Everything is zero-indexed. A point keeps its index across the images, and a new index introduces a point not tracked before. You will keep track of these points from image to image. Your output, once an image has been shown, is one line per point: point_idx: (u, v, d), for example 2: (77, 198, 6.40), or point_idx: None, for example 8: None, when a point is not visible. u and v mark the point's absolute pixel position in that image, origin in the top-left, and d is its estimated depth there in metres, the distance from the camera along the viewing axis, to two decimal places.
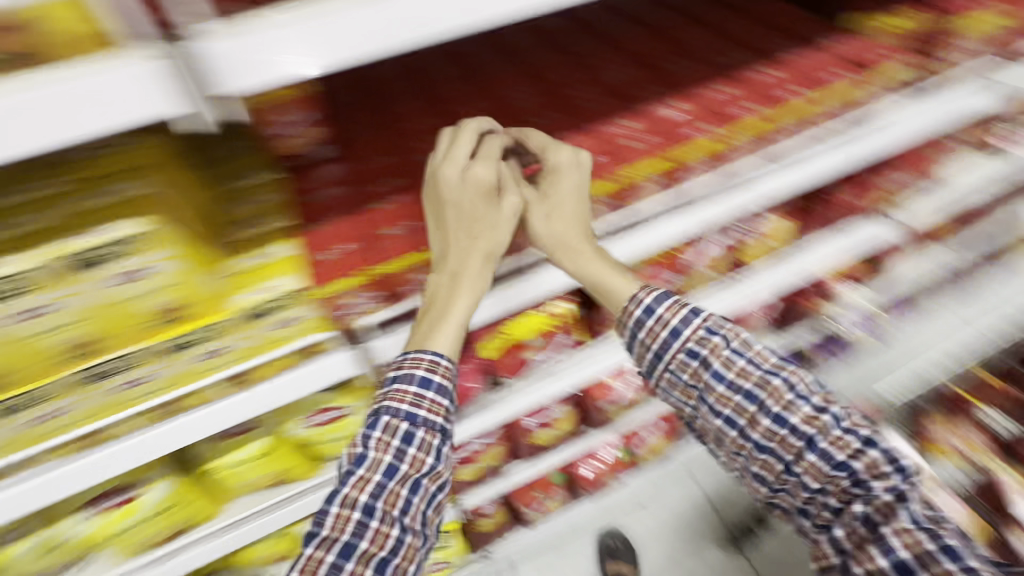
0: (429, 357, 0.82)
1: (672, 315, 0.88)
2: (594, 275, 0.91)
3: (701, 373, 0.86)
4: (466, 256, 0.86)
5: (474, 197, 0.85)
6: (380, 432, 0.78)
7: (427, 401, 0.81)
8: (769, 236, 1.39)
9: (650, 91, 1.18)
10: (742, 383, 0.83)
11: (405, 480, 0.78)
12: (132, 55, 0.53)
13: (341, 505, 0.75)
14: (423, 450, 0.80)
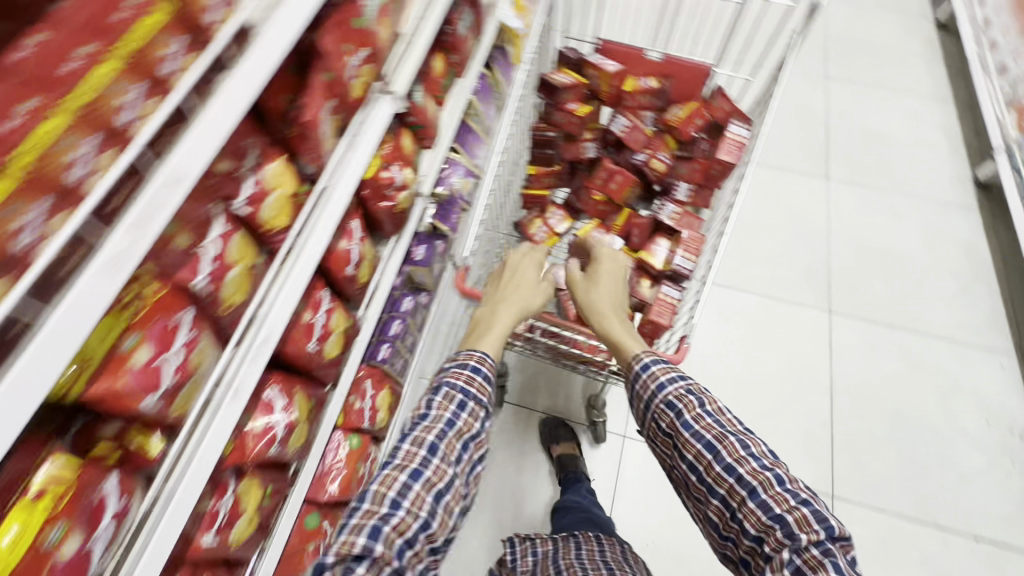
0: (482, 377, 0.92)
1: (732, 425, 0.91)
2: (618, 334, 1.02)
3: (763, 515, 0.83)
4: (598, 305, 1.06)
5: (606, 302, 1.06)
6: (474, 354, 0.96)
7: (676, 405, 0.93)
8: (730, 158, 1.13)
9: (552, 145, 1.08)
10: (714, 437, 0.89)
11: (469, 425, 0.87)
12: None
13: (444, 440, 0.84)
14: (474, 412, 0.88)
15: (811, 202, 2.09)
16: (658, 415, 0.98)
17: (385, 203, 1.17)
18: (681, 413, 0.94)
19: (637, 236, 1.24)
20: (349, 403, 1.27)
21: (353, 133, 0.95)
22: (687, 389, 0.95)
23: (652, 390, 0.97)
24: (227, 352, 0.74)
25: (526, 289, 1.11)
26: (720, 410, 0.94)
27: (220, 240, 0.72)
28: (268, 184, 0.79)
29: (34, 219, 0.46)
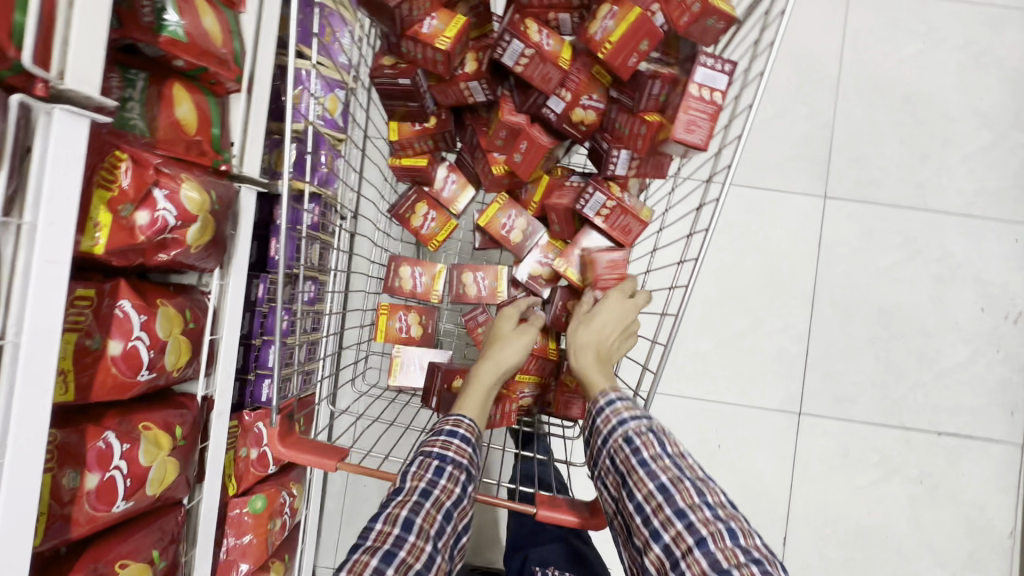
0: (466, 446, 0.71)
1: (692, 468, 0.67)
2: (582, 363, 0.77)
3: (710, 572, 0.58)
4: (585, 330, 0.79)
5: (596, 341, 0.78)
6: (451, 428, 0.72)
7: (635, 442, 0.67)
8: (697, 135, 0.69)
9: (432, 132, 0.84)
10: (665, 473, 0.65)
11: (451, 490, 0.67)
12: None
13: (424, 510, 0.65)
14: (452, 479, 0.68)
15: (820, 33, 1.51)
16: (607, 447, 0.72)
17: (162, 252, 0.76)
18: (636, 450, 0.67)
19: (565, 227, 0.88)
20: (244, 457, 1.06)
21: (15, 221, 0.55)
22: (650, 427, 0.69)
23: (608, 425, 0.70)
24: None
25: (510, 336, 0.82)
26: (681, 448, 0.69)
27: None
28: None
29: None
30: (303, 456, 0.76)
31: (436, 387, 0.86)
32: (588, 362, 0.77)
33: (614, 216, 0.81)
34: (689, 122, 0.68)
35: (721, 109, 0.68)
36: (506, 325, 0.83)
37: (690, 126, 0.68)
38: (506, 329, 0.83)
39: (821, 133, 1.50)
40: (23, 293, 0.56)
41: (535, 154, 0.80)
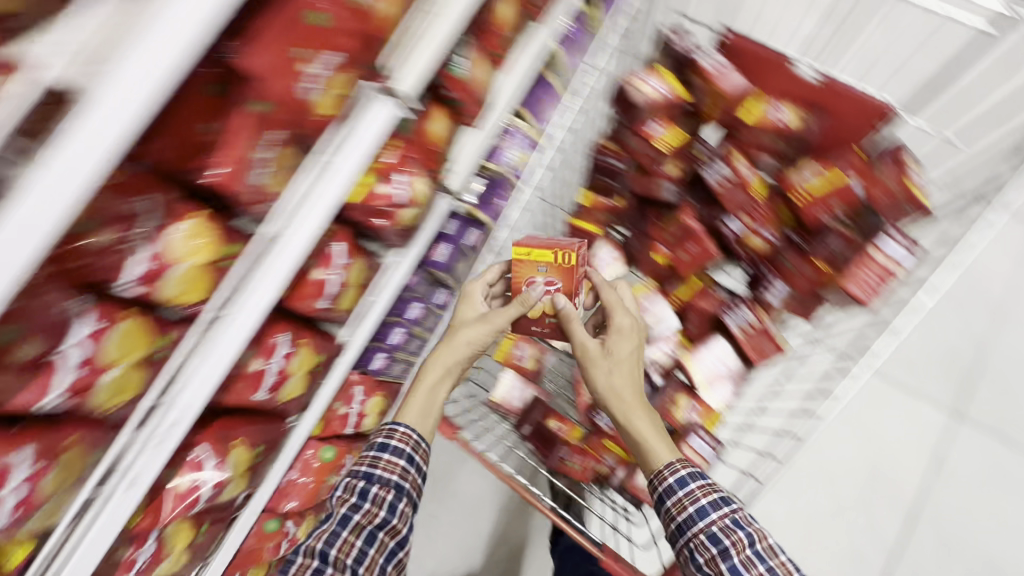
0: (408, 434, 0.87)
1: (783, 573, 0.72)
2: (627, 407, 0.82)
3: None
4: (604, 365, 0.84)
5: (632, 382, 0.83)
6: (381, 441, 0.87)
7: (724, 542, 0.73)
8: (860, 288, 0.78)
9: (613, 213, 0.98)
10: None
11: (372, 516, 0.83)
12: None
13: (341, 539, 0.82)
14: (376, 502, 0.84)
15: (1000, 258, 1.48)
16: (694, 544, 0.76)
17: (377, 219, 0.94)
18: (726, 554, 0.72)
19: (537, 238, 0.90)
20: (337, 410, 1.18)
21: (322, 159, 0.67)
22: (734, 521, 0.74)
23: (689, 515, 0.75)
24: (125, 436, 0.63)
25: (474, 323, 0.90)
26: (769, 545, 0.74)
27: (91, 337, 0.59)
28: (171, 255, 0.62)
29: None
30: (424, 421, 0.89)
31: (535, 419, 0.96)
32: (631, 402, 0.82)
33: (750, 334, 0.88)
34: (860, 280, 0.78)
35: (892, 274, 0.77)
36: (469, 305, 0.91)
37: (863, 283, 0.78)
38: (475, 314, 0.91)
39: (971, 351, 1.44)
40: (301, 209, 0.67)
41: (698, 260, 0.90)
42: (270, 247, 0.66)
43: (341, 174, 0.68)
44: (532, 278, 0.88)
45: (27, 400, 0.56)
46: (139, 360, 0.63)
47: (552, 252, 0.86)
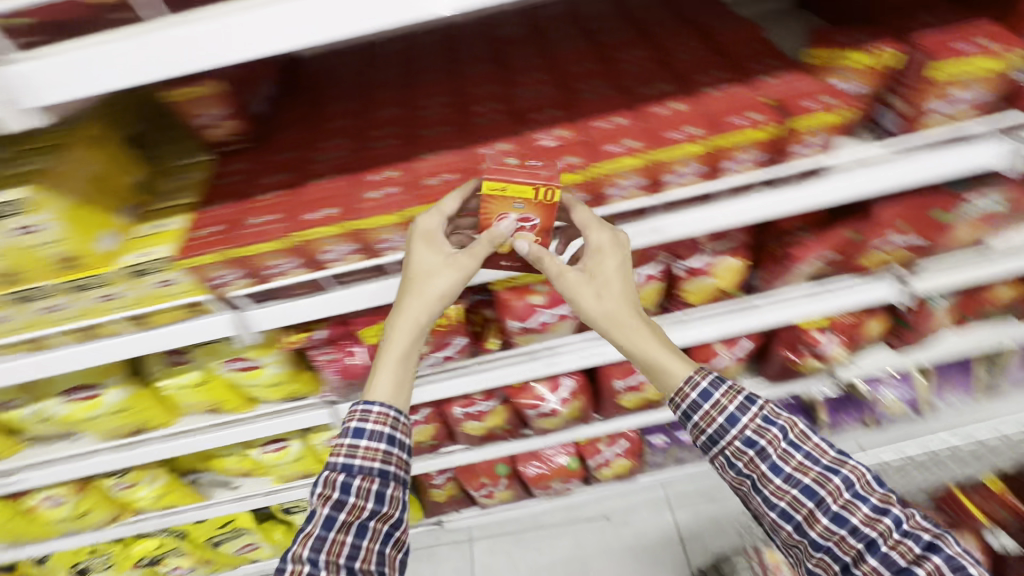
0: (387, 412, 0.63)
1: (824, 454, 0.61)
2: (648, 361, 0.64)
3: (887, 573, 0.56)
4: (590, 295, 0.63)
5: (625, 299, 0.63)
6: (358, 423, 0.63)
7: (760, 444, 0.62)
8: None
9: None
10: (803, 473, 0.60)
11: (361, 508, 0.61)
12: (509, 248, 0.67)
13: (329, 542, 0.59)
14: (364, 490, 0.61)
15: None
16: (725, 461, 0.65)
17: (790, 354, 1.06)
18: (765, 454, 0.62)
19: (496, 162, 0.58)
20: (602, 441, 1.31)
21: (825, 286, 0.87)
22: (767, 418, 0.63)
23: (721, 426, 0.63)
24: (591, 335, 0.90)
25: (430, 268, 0.61)
26: (803, 428, 0.63)
27: (648, 277, 0.83)
28: (715, 270, 0.85)
29: (629, 185, 0.63)
30: None
31: None
32: (637, 334, 0.64)
33: None
34: None
35: None
36: (427, 249, 0.60)
37: None
38: (426, 261, 0.61)
39: None
40: (792, 298, 0.88)
41: None
42: (746, 305, 0.88)
43: (831, 302, 0.86)
44: (506, 213, 0.59)
45: None
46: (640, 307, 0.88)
47: (531, 186, 0.56)
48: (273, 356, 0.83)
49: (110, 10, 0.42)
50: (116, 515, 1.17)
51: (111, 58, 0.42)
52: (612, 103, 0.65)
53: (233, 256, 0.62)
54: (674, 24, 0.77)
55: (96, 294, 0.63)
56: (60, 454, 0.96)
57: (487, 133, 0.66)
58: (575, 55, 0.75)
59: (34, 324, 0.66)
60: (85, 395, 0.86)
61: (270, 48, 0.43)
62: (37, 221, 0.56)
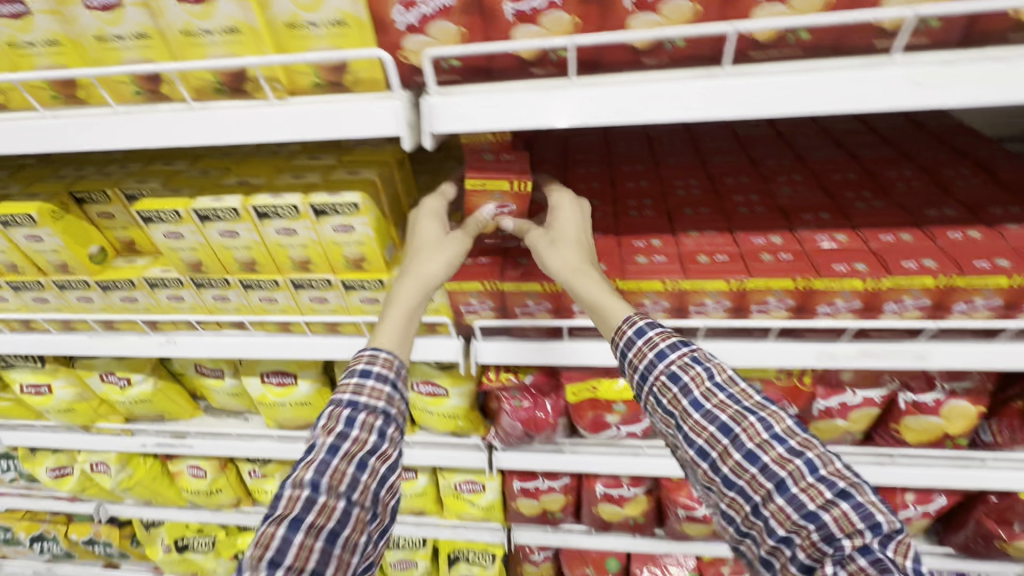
0: (394, 359, 0.57)
1: (748, 397, 0.53)
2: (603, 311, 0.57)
3: (796, 518, 0.46)
4: (550, 241, 0.60)
5: (584, 250, 0.60)
6: (364, 366, 0.55)
7: (681, 379, 0.54)
8: None
9: None
10: (724, 411, 0.52)
11: (365, 441, 0.52)
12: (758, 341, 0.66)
13: (330, 468, 0.50)
14: (366, 426, 0.53)
15: None
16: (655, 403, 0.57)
17: (998, 528, 0.91)
18: (686, 390, 0.54)
19: (471, 160, 0.60)
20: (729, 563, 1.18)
21: None
22: (695, 357, 0.55)
23: (648, 360, 0.56)
24: None
25: (434, 239, 0.62)
26: (733, 374, 0.55)
27: (867, 401, 0.77)
28: (946, 412, 0.77)
29: (910, 304, 0.59)
30: None
31: None
32: (591, 277, 0.58)
33: None
34: None
35: None
36: (432, 224, 0.62)
37: None
38: (429, 234, 0.61)
39: None
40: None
41: None
42: (973, 461, 0.79)
43: None
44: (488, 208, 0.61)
45: (816, 392, 0.76)
46: (848, 433, 0.81)
47: (505, 180, 0.58)
48: (462, 389, 0.84)
49: (532, 65, 0.46)
50: (239, 501, 1.21)
51: (517, 103, 0.46)
52: (893, 219, 0.64)
53: (493, 288, 0.64)
54: (939, 151, 0.76)
55: (361, 295, 0.68)
56: (230, 431, 1.01)
57: (753, 224, 0.66)
58: (832, 164, 0.75)
59: (293, 309, 0.72)
60: (281, 381, 0.90)
61: (656, 117, 0.45)
62: (354, 224, 0.61)
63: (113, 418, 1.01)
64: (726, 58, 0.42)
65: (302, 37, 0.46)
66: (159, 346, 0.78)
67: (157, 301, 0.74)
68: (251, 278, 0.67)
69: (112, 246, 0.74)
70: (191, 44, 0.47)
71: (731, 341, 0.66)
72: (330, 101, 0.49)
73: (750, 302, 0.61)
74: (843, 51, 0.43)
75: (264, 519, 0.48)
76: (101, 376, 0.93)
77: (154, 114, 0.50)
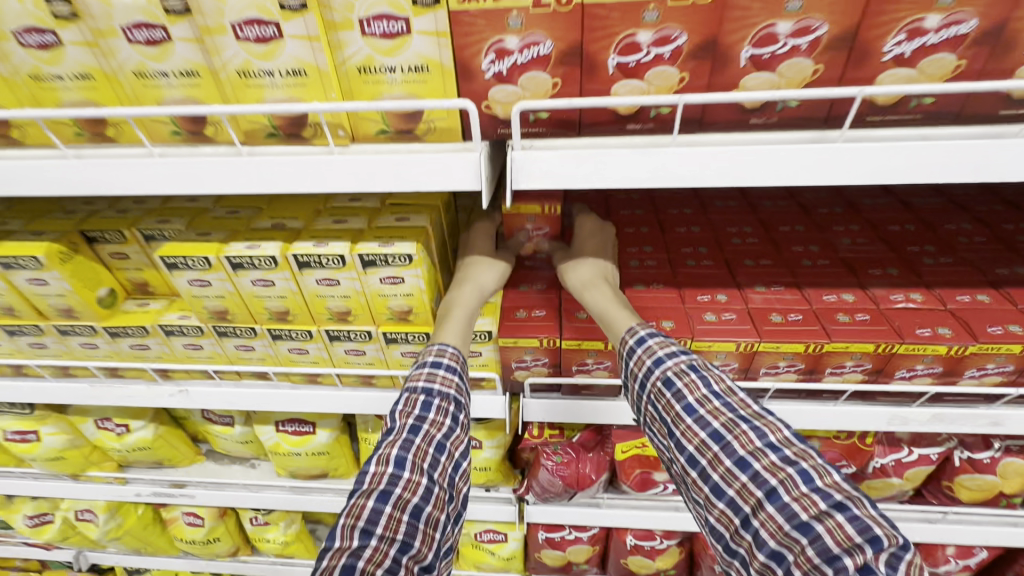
0: (461, 353, 0.55)
1: (745, 406, 0.47)
2: (608, 318, 0.55)
3: (788, 529, 0.39)
4: (571, 257, 0.62)
5: (603, 269, 0.60)
6: (434, 359, 0.53)
7: (672, 383, 0.48)
8: None
9: None
10: (716, 416, 0.46)
11: (440, 423, 0.49)
12: (827, 403, 0.62)
13: (413, 445, 0.47)
14: (441, 411, 0.50)
15: None
16: (649, 413, 0.50)
17: None
18: (677, 394, 0.48)
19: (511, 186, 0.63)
20: None
21: None
22: (692, 365, 0.50)
23: (646, 368, 0.51)
24: None
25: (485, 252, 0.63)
26: (731, 383, 0.49)
27: (923, 459, 0.74)
28: (1002, 471, 0.74)
29: (992, 370, 0.57)
30: None
31: None
32: (606, 289, 0.58)
33: None
34: None
35: None
36: (480, 242, 0.64)
37: None
38: (479, 252, 0.63)
39: None
40: None
41: None
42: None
43: None
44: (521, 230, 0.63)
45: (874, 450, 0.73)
46: (901, 490, 0.77)
47: (536, 204, 0.59)
48: (496, 441, 0.79)
49: (628, 121, 0.43)
50: (236, 551, 1.12)
51: (612, 161, 0.42)
52: (964, 278, 0.61)
53: (551, 345, 0.59)
54: (989, 201, 0.75)
55: (402, 348, 0.62)
56: (235, 480, 0.93)
57: (821, 279, 0.63)
58: (887, 214, 0.73)
59: (324, 360, 0.66)
60: (298, 429, 0.83)
61: (762, 181, 0.42)
62: (404, 275, 0.56)
63: (106, 465, 0.93)
64: (848, 124, 0.39)
65: (374, 82, 0.42)
66: (170, 397, 0.71)
67: (171, 349, 0.67)
68: (282, 328, 0.62)
69: (121, 289, 0.68)
70: (247, 86, 0.42)
71: (800, 403, 0.62)
72: (398, 149, 0.45)
73: (825, 364, 0.58)
74: (965, 118, 0.40)
75: (349, 497, 0.44)
76: (96, 424, 0.86)
77: (195, 158, 0.45)
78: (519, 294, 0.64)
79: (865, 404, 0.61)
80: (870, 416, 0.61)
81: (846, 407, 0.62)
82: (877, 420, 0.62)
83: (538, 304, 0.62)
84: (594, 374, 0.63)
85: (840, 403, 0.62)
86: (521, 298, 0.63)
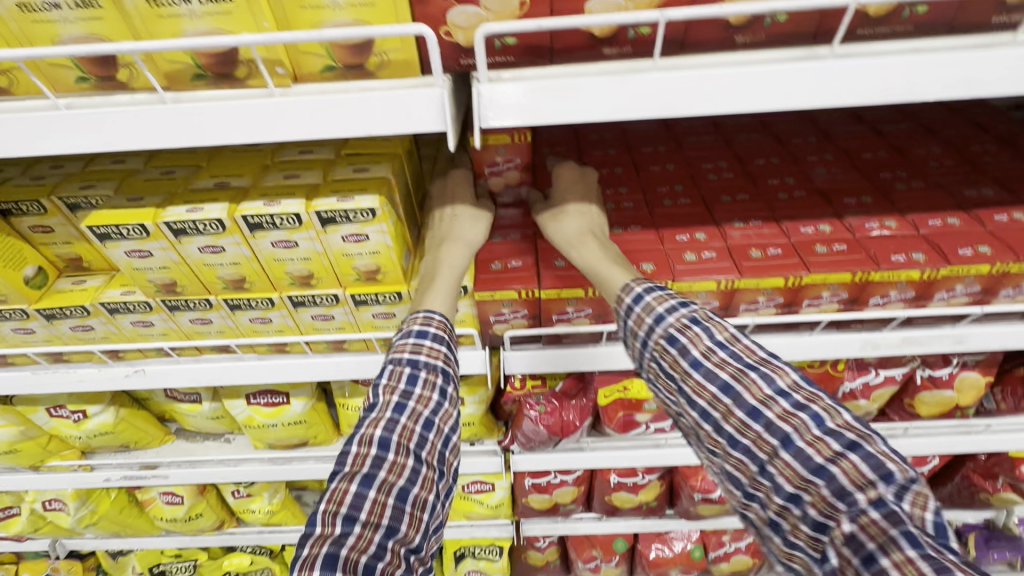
0: (449, 321, 0.52)
1: (751, 354, 0.44)
2: (591, 268, 0.53)
3: (804, 473, 0.37)
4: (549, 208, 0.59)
5: (583, 214, 0.58)
6: (419, 328, 0.50)
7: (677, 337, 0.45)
8: None
9: None
10: (724, 368, 0.43)
11: (426, 399, 0.46)
12: (803, 335, 0.63)
13: (398, 424, 0.44)
14: (427, 386, 0.47)
15: None
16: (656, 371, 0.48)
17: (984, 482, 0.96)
18: (683, 349, 0.45)
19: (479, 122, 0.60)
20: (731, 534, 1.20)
21: None
22: (694, 316, 0.46)
23: (647, 324, 0.47)
24: None
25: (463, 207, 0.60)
26: (734, 331, 0.46)
27: (888, 380, 0.77)
28: (959, 385, 0.78)
29: (960, 292, 0.58)
30: None
31: None
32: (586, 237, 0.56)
33: None
34: None
35: None
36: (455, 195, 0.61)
37: None
38: (456, 207, 0.59)
39: None
40: None
41: None
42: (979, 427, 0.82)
43: None
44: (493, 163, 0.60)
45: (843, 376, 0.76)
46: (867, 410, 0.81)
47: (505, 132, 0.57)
48: (478, 396, 0.78)
49: (604, 44, 0.39)
50: (222, 523, 1.11)
51: (590, 91, 0.38)
52: (936, 201, 0.61)
53: (531, 297, 0.57)
54: (957, 123, 0.74)
55: (374, 310, 0.59)
56: (209, 456, 0.90)
57: (798, 211, 0.62)
58: (859, 141, 0.72)
59: (291, 328, 0.62)
60: (270, 400, 0.80)
61: (748, 106, 0.39)
62: (369, 232, 0.52)
63: (67, 454, 0.88)
64: (839, 38, 0.36)
65: (313, 8, 0.36)
66: (125, 379, 0.66)
67: (118, 328, 0.62)
68: (240, 296, 0.57)
69: (50, 266, 0.61)
70: (160, 17, 0.36)
71: (778, 337, 0.63)
72: (348, 88, 0.40)
73: (805, 296, 0.58)
74: (957, 28, 0.38)
75: (330, 479, 0.42)
76: (48, 413, 0.81)
77: (109, 109, 0.38)
78: (494, 245, 0.61)
79: (839, 333, 0.63)
80: (843, 344, 0.63)
81: (821, 337, 0.63)
82: (851, 347, 0.63)
83: (513, 254, 0.60)
84: (575, 323, 0.61)
85: (816, 334, 0.63)
86: (496, 249, 0.60)
